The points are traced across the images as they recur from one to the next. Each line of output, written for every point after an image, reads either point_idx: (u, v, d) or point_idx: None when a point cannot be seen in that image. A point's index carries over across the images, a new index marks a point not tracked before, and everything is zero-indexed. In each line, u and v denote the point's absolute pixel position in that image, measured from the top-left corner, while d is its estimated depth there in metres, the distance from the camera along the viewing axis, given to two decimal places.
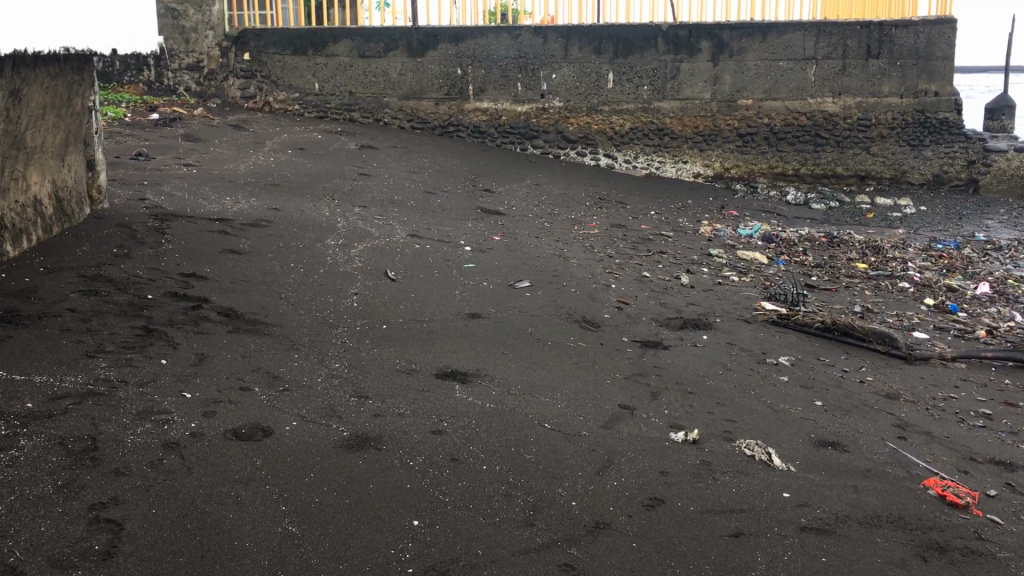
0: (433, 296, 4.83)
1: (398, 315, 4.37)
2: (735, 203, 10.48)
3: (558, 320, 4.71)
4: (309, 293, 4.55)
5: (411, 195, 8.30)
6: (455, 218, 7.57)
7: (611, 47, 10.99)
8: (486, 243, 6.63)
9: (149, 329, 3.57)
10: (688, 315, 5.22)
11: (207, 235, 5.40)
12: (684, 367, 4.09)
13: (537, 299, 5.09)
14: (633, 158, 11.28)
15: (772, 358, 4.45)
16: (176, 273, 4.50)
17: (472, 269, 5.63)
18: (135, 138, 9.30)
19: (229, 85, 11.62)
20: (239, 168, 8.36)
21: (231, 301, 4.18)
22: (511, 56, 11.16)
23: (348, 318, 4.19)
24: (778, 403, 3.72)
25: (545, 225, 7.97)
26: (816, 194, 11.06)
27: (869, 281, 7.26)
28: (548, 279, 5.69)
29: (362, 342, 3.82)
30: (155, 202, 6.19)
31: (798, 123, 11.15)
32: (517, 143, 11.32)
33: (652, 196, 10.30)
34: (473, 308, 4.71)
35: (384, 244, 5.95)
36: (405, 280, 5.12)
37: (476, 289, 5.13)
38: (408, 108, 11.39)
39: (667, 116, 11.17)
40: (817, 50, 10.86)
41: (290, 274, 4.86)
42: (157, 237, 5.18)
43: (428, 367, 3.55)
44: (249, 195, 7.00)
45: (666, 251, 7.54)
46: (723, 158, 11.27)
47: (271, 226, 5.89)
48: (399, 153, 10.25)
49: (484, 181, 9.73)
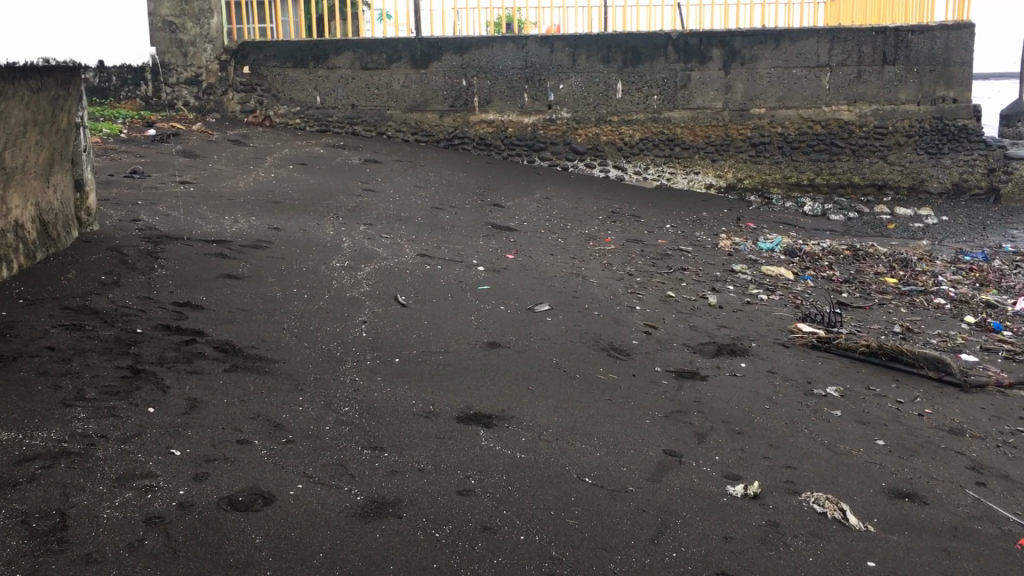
0: (448, 324, 4.46)
1: (411, 347, 4.00)
2: (751, 215, 10.11)
3: (583, 348, 4.34)
4: (314, 323, 4.19)
5: (417, 211, 7.94)
6: (465, 235, 7.22)
7: (620, 55, 10.65)
8: (500, 262, 6.27)
9: (135, 370, 3.20)
10: (722, 339, 4.85)
11: (203, 259, 5.04)
12: (728, 402, 3.72)
13: (558, 324, 4.73)
14: (643, 169, 10.90)
15: (821, 390, 4.08)
16: (169, 303, 4.14)
17: (486, 291, 5.27)
18: (130, 154, 8.97)
19: (228, 99, 11.30)
20: (238, 185, 8.02)
21: (228, 333, 3.81)
22: (517, 66, 10.83)
23: (357, 351, 3.82)
24: (837, 443, 3.35)
25: (558, 241, 7.61)
26: (834, 204, 10.63)
27: (902, 297, 6.88)
28: (568, 300, 5.32)
29: (373, 381, 3.45)
30: (150, 222, 5.85)
31: (813, 131, 10.80)
32: (524, 155, 10.96)
33: (665, 209, 9.93)
34: (492, 336, 4.34)
35: (391, 265, 5.58)
36: (417, 305, 4.76)
37: (493, 314, 4.76)
38: (412, 121, 11.05)
39: (678, 125, 10.82)
40: (831, 56, 10.53)
41: (293, 301, 4.50)
42: (150, 261, 4.82)
43: (449, 409, 3.18)
44: (248, 214, 6.65)
45: (687, 267, 7.17)
46: (736, 168, 10.89)
47: (272, 248, 5.53)
48: (404, 167, 9.90)
49: (492, 195, 9.36)
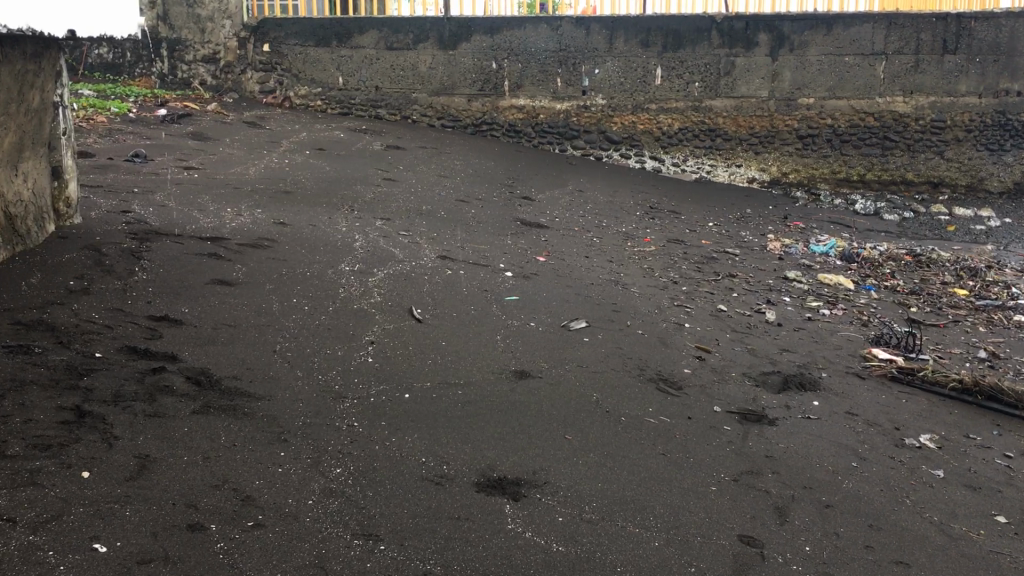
0: (470, 347, 3.81)
1: (423, 379, 3.35)
2: (799, 213, 9.37)
3: (627, 380, 3.68)
4: (312, 344, 3.56)
5: (441, 204, 7.33)
6: (491, 232, 6.58)
7: (660, 39, 9.95)
8: (528, 266, 5.62)
9: (79, 413, 2.58)
10: (786, 368, 4.18)
11: (193, 260, 4.43)
12: (808, 460, 3.05)
13: (597, 347, 4.08)
14: (681, 161, 10.19)
15: (913, 440, 3.42)
16: (142, 317, 3.53)
17: (514, 304, 4.61)
18: (137, 136, 8.42)
19: (247, 78, 10.74)
20: (248, 171, 7.42)
21: (206, 360, 3.18)
22: (550, 49, 10.13)
23: (360, 384, 3.19)
24: (949, 521, 2.70)
25: (592, 241, 6.94)
26: (887, 203, 9.82)
27: (977, 313, 6.16)
28: (607, 315, 4.66)
29: (377, 428, 2.81)
30: (142, 215, 5.26)
31: (865, 123, 9.97)
32: (556, 144, 10.30)
33: (706, 205, 9.24)
34: (520, 363, 3.69)
35: (408, 269, 4.95)
36: (435, 321, 4.11)
37: (521, 335, 4.11)
38: (438, 104, 10.44)
39: (720, 114, 10.09)
40: (887, 44, 9.66)
41: (289, 316, 3.86)
42: (130, 263, 4.19)
43: (468, 472, 2.54)
44: (255, 206, 6.06)
45: (736, 274, 6.50)
46: (781, 161, 10.15)
47: (274, 247, 4.90)
48: (428, 155, 9.28)
49: (522, 186, 8.74)
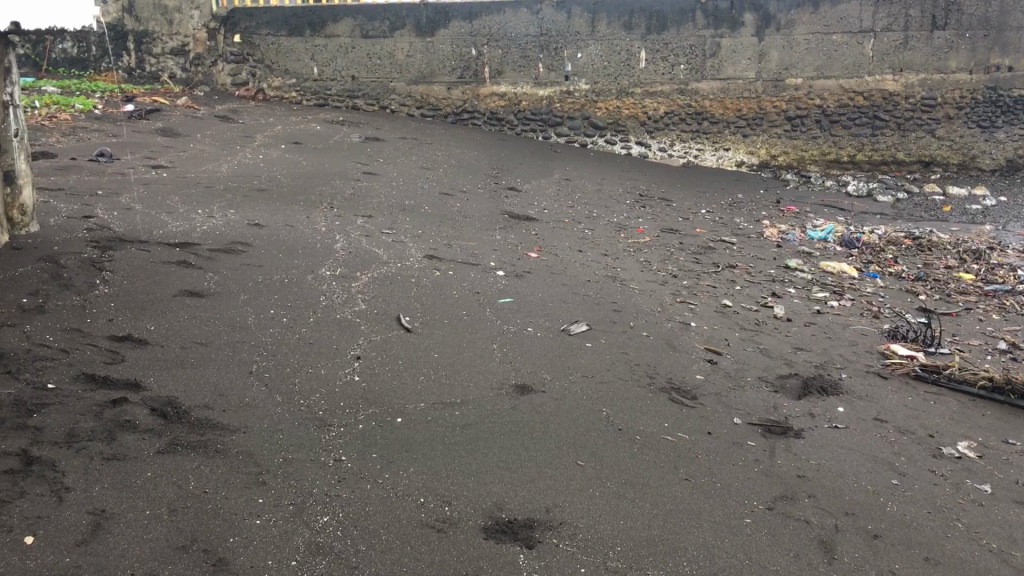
0: (466, 359, 3.50)
1: (417, 399, 3.04)
2: (792, 197, 9.07)
3: (637, 391, 3.39)
4: (292, 362, 3.24)
5: (424, 198, 7.01)
6: (478, 227, 6.27)
7: (643, 22, 9.62)
8: (520, 263, 5.31)
9: (26, 460, 2.25)
10: (803, 369, 3.90)
11: (161, 269, 4.09)
12: (844, 481, 2.77)
13: (601, 354, 3.78)
14: (668, 146, 9.90)
15: (951, 448, 3.14)
16: (103, 338, 3.19)
17: (509, 308, 4.30)
18: (103, 133, 8.04)
19: (218, 70, 10.36)
20: (221, 168, 7.07)
21: (174, 387, 2.86)
22: (531, 33, 9.79)
23: (346, 408, 2.87)
24: (1009, 548, 2.42)
25: (584, 233, 6.65)
26: (879, 183, 9.46)
27: (988, 299, 5.89)
28: (608, 317, 4.36)
29: (367, 460, 2.50)
30: (105, 220, 4.90)
31: (854, 103, 9.68)
32: (539, 131, 10.03)
33: (696, 190, 8.96)
34: (520, 376, 3.39)
35: (393, 272, 4.63)
36: (425, 330, 3.80)
37: (519, 343, 3.80)
38: (417, 93, 10.15)
39: (706, 98, 9.80)
40: (875, 21, 9.38)
41: (266, 331, 3.53)
42: (91, 275, 3.85)
43: (472, 513, 2.25)
44: (228, 206, 5.72)
45: (736, 264, 6.22)
46: (770, 144, 9.84)
47: (249, 252, 4.57)
48: (409, 146, 8.95)
49: (507, 177, 8.42)
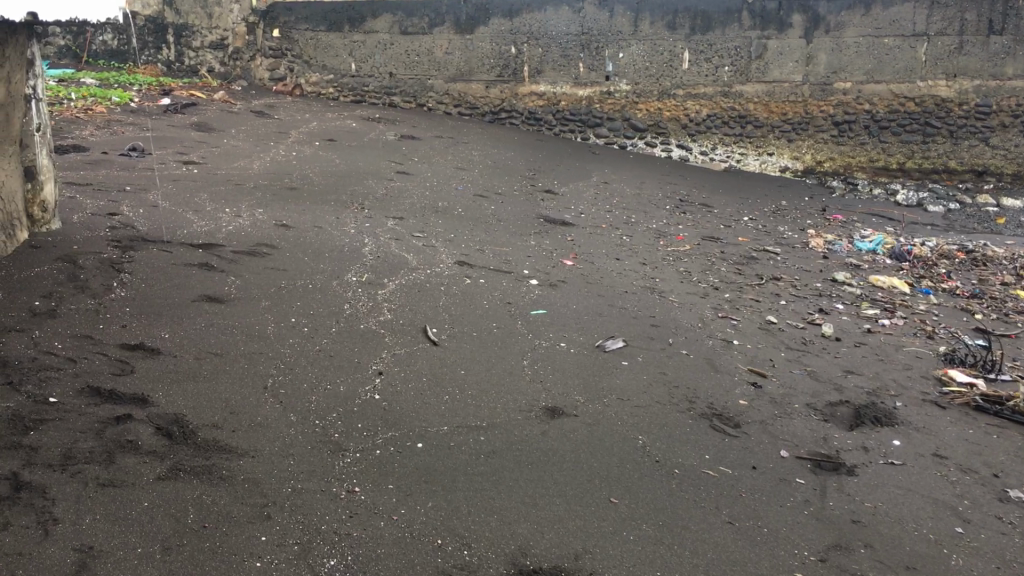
0: (494, 377, 3.30)
1: (440, 421, 2.84)
2: (838, 205, 8.75)
3: (676, 417, 3.17)
4: (310, 377, 3.06)
5: (459, 200, 6.83)
6: (513, 232, 6.07)
7: (687, 22, 9.39)
8: (555, 271, 5.10)
9: (16, 485, 2.10)
10: (854, 396, 3.66)
11: (181, 271, 3.94)
12: (902, 529, 2.54)
13: (639, 374, 3.56)
14: (709, 149, 9.60)
15: (1019, 492, 2.89)
16: (113, 346, 3.03)
17: (541, 320, 4.09)
18: (137, 127, 7.96)
19: (256, 65, 10.26)
20: (252, 165, 6.93)
21: (182, 403, 2.68)
22: (572, 32, 9.61)
23: (364, 431, 2.69)
24: None
25: (622, 241, 6.42)
26: (929, 192, 9.09)
27: None
28: (646, 332, 4.14)
29: (382, 492, 2.32)
30: (130, 218, 4.77)
31: (905, 109, 9.29)
32: (578, 132, 9.79)
33: (739, 196, 8.66)
34: (551, 398, 3.18)
35: (422, 279, 4.45)
36: (453, 344, 3.60)
37: (551, 360, 3.59)
38: (455, 91, 9.97)
39: (751, 100, 9.49)
40: (929, 24, 8.99)
41: (285, 341, 3.36)
42: (108, 276, 3.71)
43: (495, 561, 2.09)
44: (257, 205, 5.58)
45: (780, 277, 5.97)
46: (816, 149, 9.47)
47: (273, 255, 4.40)
48: (445, 145, 8.79)
49: (543, 179, 8.20)
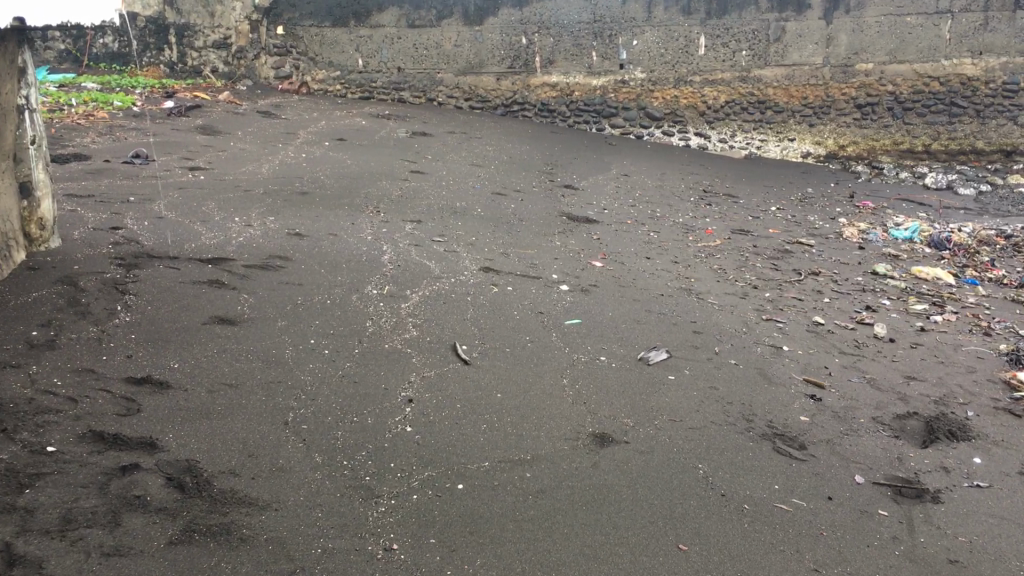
0: (533, 401, 3.02)
1: (480, 456, 2.57)
2: (865, 190, 8.36)
3: (736, 440, 2.89)
4: (334, 409, 2.78)
5: (477, 199, 6.56)
6: (535, 232, 5.79)
7: (702, 6, 9.07)
8: (584, 274, 4.82)
9: (9, 560, 1.84)
10: (923, 407, 3.37)
11: (189, 290, 3.68)
12: (1006, 569, 2.26)
13: (688, 390, 3.28)
14: (729, 137, 9.26)
15: None
16: (118, 381, 2.77)
17: (576, 331, 3.81)
18: (140, 132, 7.70)
19: (261, 63, 10.03)
20: (260, 169, 6.66)
21: (195, 447, 2.42)
22: (583, 20, 9.33)
23: (397, 471, 2.42)
24: None
25: (649, 237, 6.13)
26: (958, 175, 8.61)
27: None
28: (689, 341, 3.85)
29: (424, 550, 2.07)
30: (134, 231, 4.51)
31: (929, 89, 8.88)
32: (592, 122, 9.48)
33: (762, 185, 8.34)
34: (598, 423, 2.90)
35: (446, 288, 4.17)
36: (486, 363, 3.33)
37: (592, 377, 3.31)
38: (466, 84, 9.69)
39: (770, 85, 9.16)
40: (952, 1, 8.61)
41: (305, 367, 3.09)
42: (111, 300, 3.45)
43: None
44: (267, 213, 5.31)
45: (819, 271, 5.67)
46: (838, 133, 9.11)
47: (287, 268, 4.13)
48: (458, 140, 8.50)
49: (561, 174, 7.91)
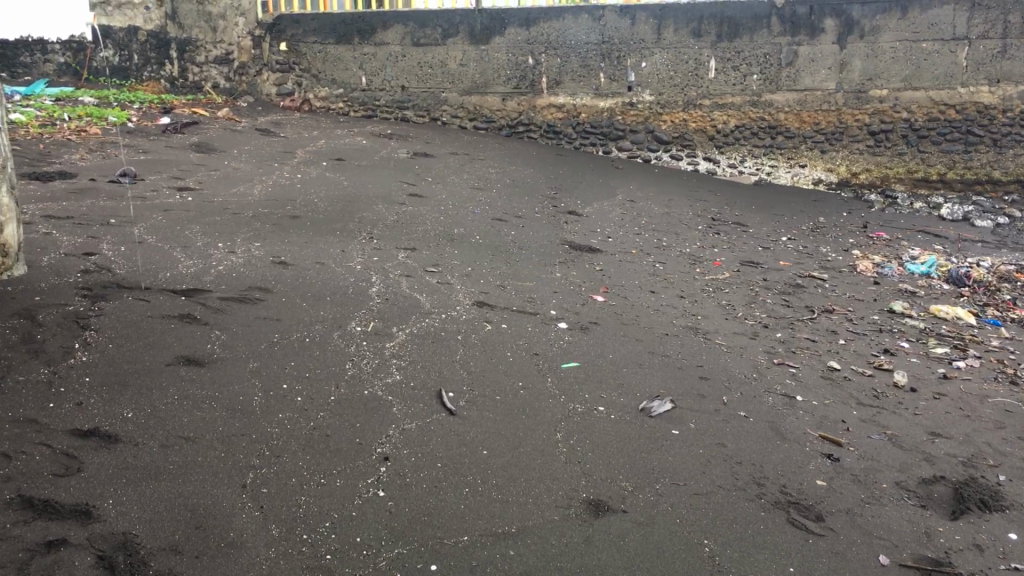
0: (522, 460, 2.75)
1: (458, 529, 2.31)
2: (879, 220, 8.07)
3: (744, 508, 2.62)
4: (301, 469, 2.51)
5: (476, 225, 6.30)
6: (534, 262, 5.52)
7: (713, 28, 8.81)
8: (585, 309, 4.54)
9: None
10: (950, 470, 3.08)
11: (158, 324, 3.42)
12: None
13: (693, 447, 3.00)
14: (738, 162, 8.98)
15: None
16: (62, 434, 2.51)
17: (574, 377, 3.54)
18: (132, 149, 7.47)
19: (263, 80, 9.87)
20: (252, 191, 6.41)
21: (136, 516, 2.16)
22: (592, 41, 9.06)
23: (364, 549, 2.16)
24: None
25: (655, 269, 5.86)
26: (974, 206, 8.35)
27: None
28: (695, 389, 3.57)
29: None
30: (108, 258, 4.25)
31: (945, 117, 8.63)
32: (599, 145, 9.24)
33: (773, 213, 8.06)
34: (593, 487, 2.63)
35: (436, 325, 3.90)
36: (473, 414, 3.05)
37: (588, 431, 3.03)
38: (470, 105, 9.47)
39: (781, 110, 8.88)
40: (970, 27, 8.39)
41: (272, 417, 2.82)
42: (69, 337, 3.19)
43: None
44: (252, 238, 5.05)
45: (833, 308, 5.40)
46: (851, 160, 8.81)
47: (267, 301, 3.87)
48: (460, 162, 8.26)
49: (565, 199, 7.65)
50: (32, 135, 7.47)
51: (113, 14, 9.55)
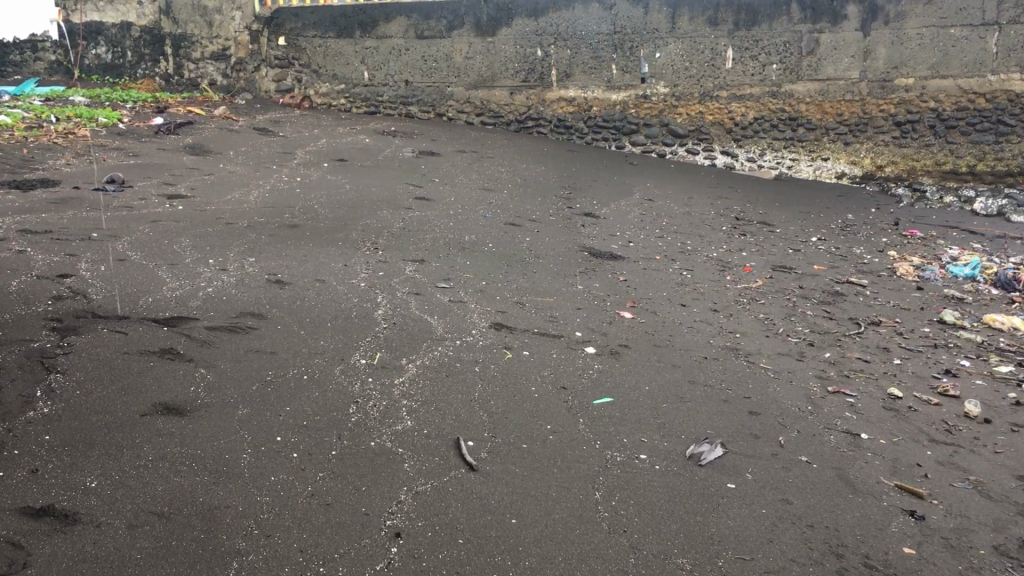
0: (558, 532, 2.32)
1: None
2: (909, 216, 7.57)
3: None
4: (296, 553, 2.09)
5: (488, 231, 5.87)
6: (553, 272, 5.10)
7: (731, 16, 8.32)
8: (612, 329, 4.12)
9: None
10: None
11: (134, 363, 3.00)
12: None
13: (754, 506, 2.57)
14: (758, 155, 8.53)
15: None
16: (9, 514, 2.09)
17: (608, 416, 3.11)
18: (122, 152, 7.06)
19: (261, 76, 9.42)
20: (248, 197, 5.99)
21: None
22: (603, 31, 8.60)
23: None
24: None
25: (683, 278, 5.42)
26: (1008, 199, 7.66)
27: None
28: (747, 428, 3.14)
29: None
30: (84, 279, 3.83)
31: (974, 106, 8.02)
32: (612, 140, 8.83)
33: (798, 210, 7.60)
34: (643, 567, 2.21)
35: (449, 354, 3.48)
36: (498, 470, 2.62)
37: (631, 488, 2.60)
38: (477, 99, 9.04)
39: (803, 101, 8.38)
40: (1000, 12, 7.75)
41: (262, 481, 2.39)
42: (31, 382, 2.76)
43: None
44: (247, 252, 4.63)
45: (880, 320, 4.96)
46: (875, 153, 8.27)
47: (260, 330, 3.45)
48: (468, 161, 7.82)
49: (581, 199, 7.21)
50: (17, 139, 7.03)
51: (106, 10, 9.29)
